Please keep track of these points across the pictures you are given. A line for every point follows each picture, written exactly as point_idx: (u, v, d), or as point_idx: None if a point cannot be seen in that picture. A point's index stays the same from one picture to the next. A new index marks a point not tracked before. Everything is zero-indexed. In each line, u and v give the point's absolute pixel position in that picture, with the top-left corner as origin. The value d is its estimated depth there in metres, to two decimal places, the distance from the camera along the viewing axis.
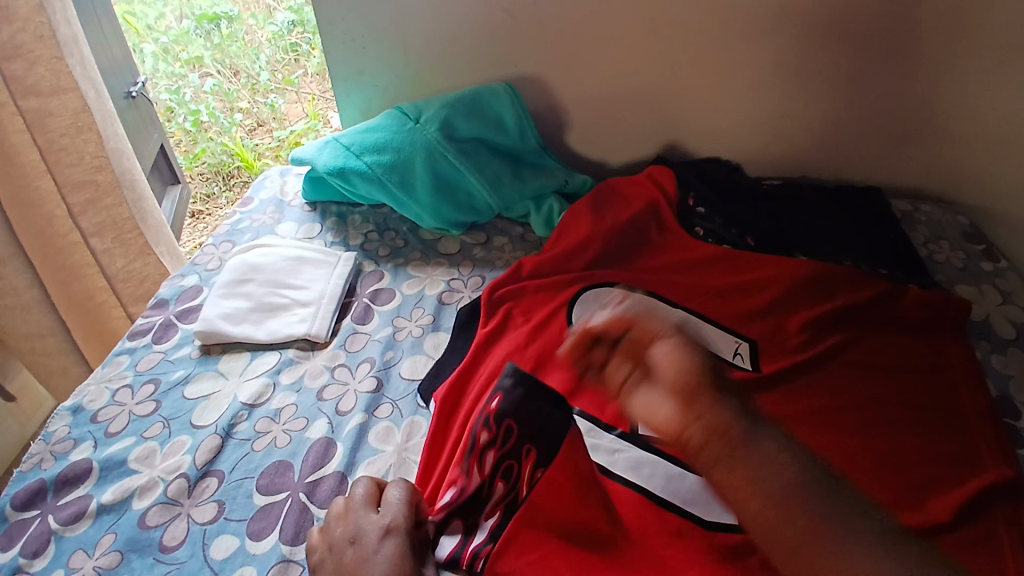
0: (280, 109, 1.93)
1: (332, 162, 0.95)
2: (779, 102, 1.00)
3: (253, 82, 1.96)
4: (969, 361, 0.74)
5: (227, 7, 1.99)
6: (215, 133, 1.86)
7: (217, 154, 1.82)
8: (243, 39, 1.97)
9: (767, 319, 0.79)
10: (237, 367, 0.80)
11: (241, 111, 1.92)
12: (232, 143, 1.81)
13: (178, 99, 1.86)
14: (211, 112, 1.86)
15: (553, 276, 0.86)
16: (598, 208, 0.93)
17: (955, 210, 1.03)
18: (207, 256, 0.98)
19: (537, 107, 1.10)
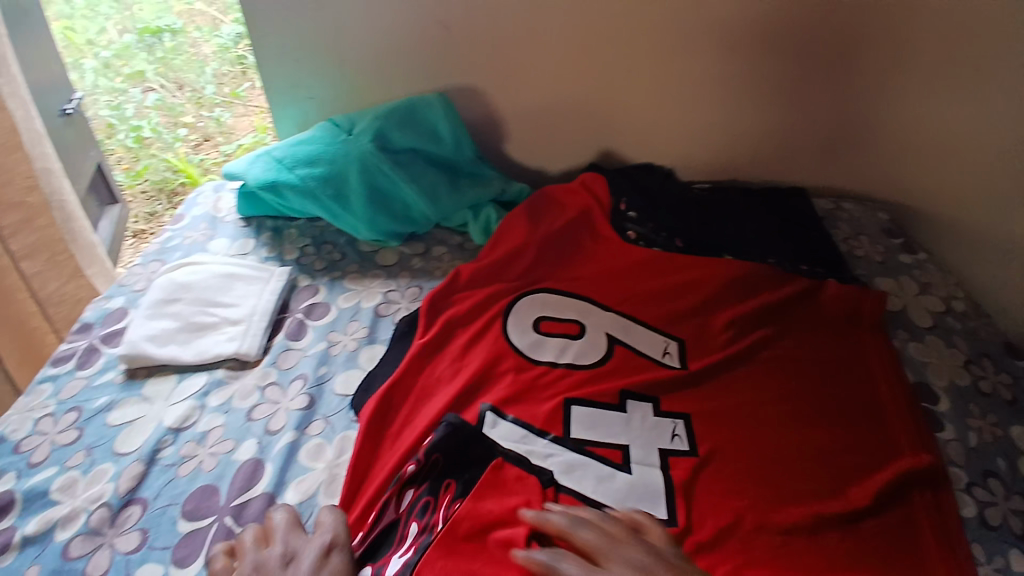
0: (227, 124, 1.83)
1: (263, 175, 0.94)
2: (706, 110, 1.04)
3: (198, 96, 1.88)
4: (885, 351, 0.78)
5: (172, 26, 1.98)
6: (158, 148, 1.77)
7: (160, 170, 1.74)
8: (189, 56, 1.94)
9: (692, 319, 0.82)
10: (163, 390, 0.78)
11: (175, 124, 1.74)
12: (176, 158, 1.74)
13: (119, 116, 1.80)
14: (153, 127, 1.79)
15: (489, 284, 0.86)
16: (533, 217, 0.94)
17: (875, 207, 1.09)
18: (136, 277, 0.95)
19: (475, 118, 1.11)
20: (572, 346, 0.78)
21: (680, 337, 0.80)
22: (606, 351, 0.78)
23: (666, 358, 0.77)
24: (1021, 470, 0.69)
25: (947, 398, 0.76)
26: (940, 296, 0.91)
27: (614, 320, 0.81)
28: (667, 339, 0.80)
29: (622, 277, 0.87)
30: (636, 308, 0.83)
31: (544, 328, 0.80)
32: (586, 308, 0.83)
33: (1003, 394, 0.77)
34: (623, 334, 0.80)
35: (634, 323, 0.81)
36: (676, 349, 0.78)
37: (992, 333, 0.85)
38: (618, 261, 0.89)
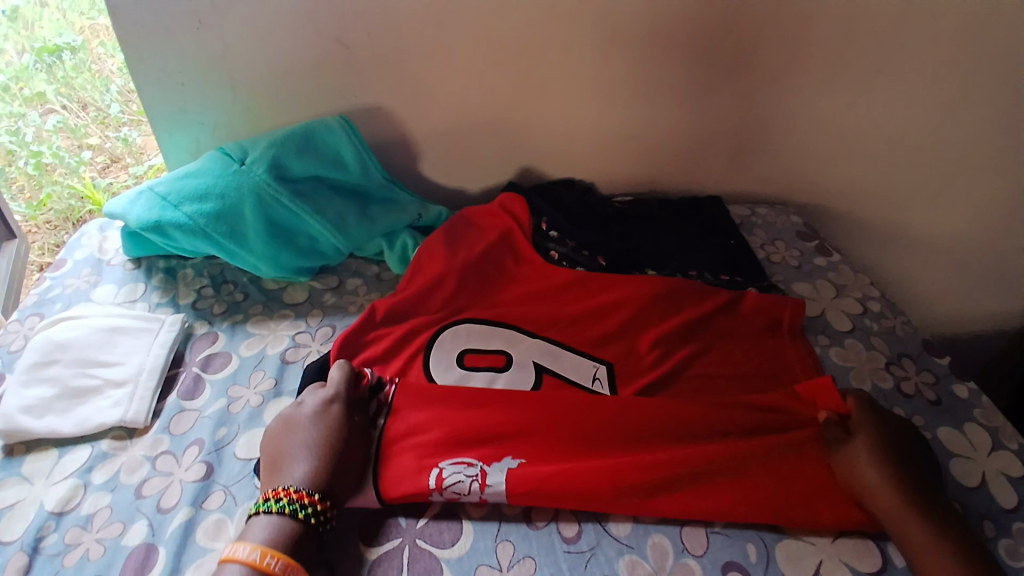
0: (136, 143, 1.49)
1: (145, 216, 0.84)
2: (620, 122, 1.03)
3: (102, 115, 1.48)
4: (806, 360, 0.78)
5: (71, 36, 1.41)
6: (62, 174, 1.41)
7: (63, 198, 1.40)
8: (90, 69, 1.45)
9: (618, 341, 0.79)
10: (43, 468, 0.67)
11: (90, 148, 1.48)
12: (82, 183, 1.41)
13: (17, 140, 1.36)
14: (55, 150, 1.40)
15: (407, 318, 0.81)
16: (451, 242, 0.89)
17: (787, 211, 1.11)
18: (11, 335, 0.84)
19: (386, 138, 1.05)
20: (500, 379, 0.74)
21: (607, 361, 0.77)
22: (535, 382, 0.74)
23: (596, 384, 0.74)
24: (949, 471, 0.70)
25: None
26: (856, 297, 0.93)
27: (541, 348, 0.78)
28: (595, 364, 0.77)
29: (545, 302, 0.84)
30: (562, 333, 0.80)
31: (468, 362, 0.76)
32: (512, 337, 0.79)
33: (925, 394, 0.79)
34: (551, 362, 0.76)
35: (561, 350, 0.78)
36: (604, 374, 0.75)
37: (908, 332, 0.88)
38: (541, 285, 0.85)
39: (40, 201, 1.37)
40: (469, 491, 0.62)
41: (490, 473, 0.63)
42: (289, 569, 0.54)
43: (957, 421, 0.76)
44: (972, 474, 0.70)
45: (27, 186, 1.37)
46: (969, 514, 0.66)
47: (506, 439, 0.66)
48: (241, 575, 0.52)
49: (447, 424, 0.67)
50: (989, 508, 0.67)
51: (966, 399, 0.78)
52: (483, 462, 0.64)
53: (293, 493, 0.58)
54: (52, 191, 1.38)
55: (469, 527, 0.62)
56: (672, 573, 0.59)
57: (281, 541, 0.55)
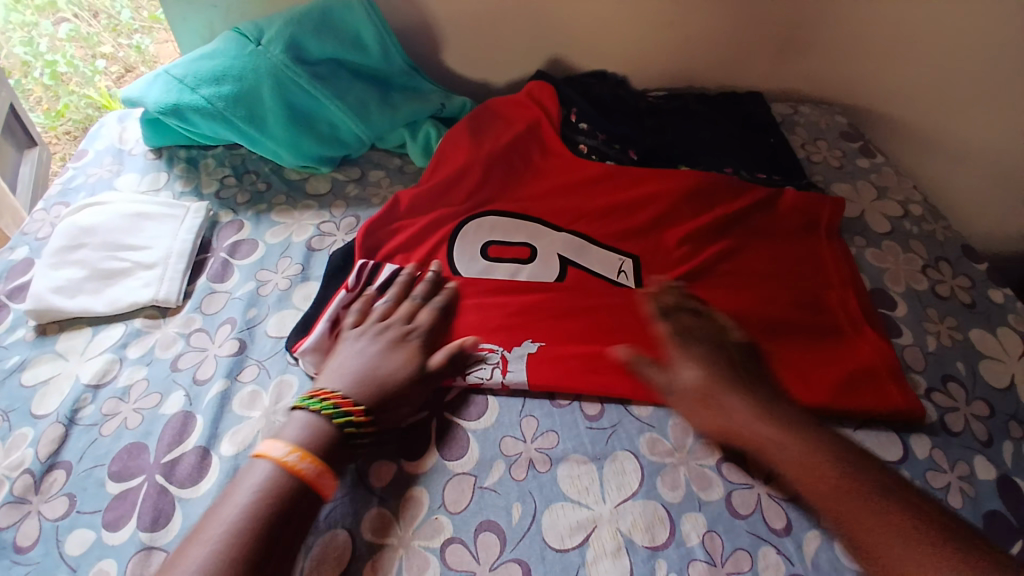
0: (149, 52, 1.38)
1: (163, 99, 0.82)
2: (658, 8, 0.96)
3: (114, 23, 1.40)
4: (840, 259, 0.76)
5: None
6: (77, 85, 1.39)
7: (82, 109, 1.39)
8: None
9: (645, 236, 0.77)
10: (77, 345, 0.69)
11: (104, 58, 1.41)
12: (98, 93, 1.38)
13: (32, 50, 1.37)
14: (69, 59, 1.39)
15: (431, 210, 0.80)
16: (476, 132, 0.86)
17: (831, 110, 1.06)
18: (38, 224, 0.84)
19: (408, 24, 0.99)
20: (524, 270, 0.73)
21: (634, 255, 0.75)
22: (559, 274, 0.73)
23: (621, 278, 0.73)
24: (979, 372, 0.69)
25: (905, 302, 0.75)
26: (898, 200, 0.89)
27: (567, 241, 0.76)
28: (622, 258, 0.75)
29: (573, 195, 0.81)
30: (589, 227, 0.78)
31: (493, 253, 0.75)
32: (537, 230, 0.77)
33: (960, 297, 0.77)
34: (576, 255, 0.75)
35: (587, 243, 0.76)
36: (631, 267, 0.74)
37: (948, 236, 0.85)
38: (570, 177, 0.83)
39: (58, 112, 1.39)
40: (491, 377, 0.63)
41: (511, 360, 0.64)
42: (319, 474, 0.52)
43: (990, 323, 0.74)
44: (1001, 375, 0.69)
45: (46, 96, 1.39)
46: (995, 415, 0.66)
47: (526, 327, 0.66)
48: (270, 471, 0.51)
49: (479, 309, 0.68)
50: (1015, 410, 0.66)
51: (1001, 304, 0.76)
52: (504, 348, 0.65)
53: (337, 400, 0.56)
54: (69, 101, 1.38)
55: (494, 403, 0.63)
56: (692, 451, 0.59)
57: (316, 445, 0.53)
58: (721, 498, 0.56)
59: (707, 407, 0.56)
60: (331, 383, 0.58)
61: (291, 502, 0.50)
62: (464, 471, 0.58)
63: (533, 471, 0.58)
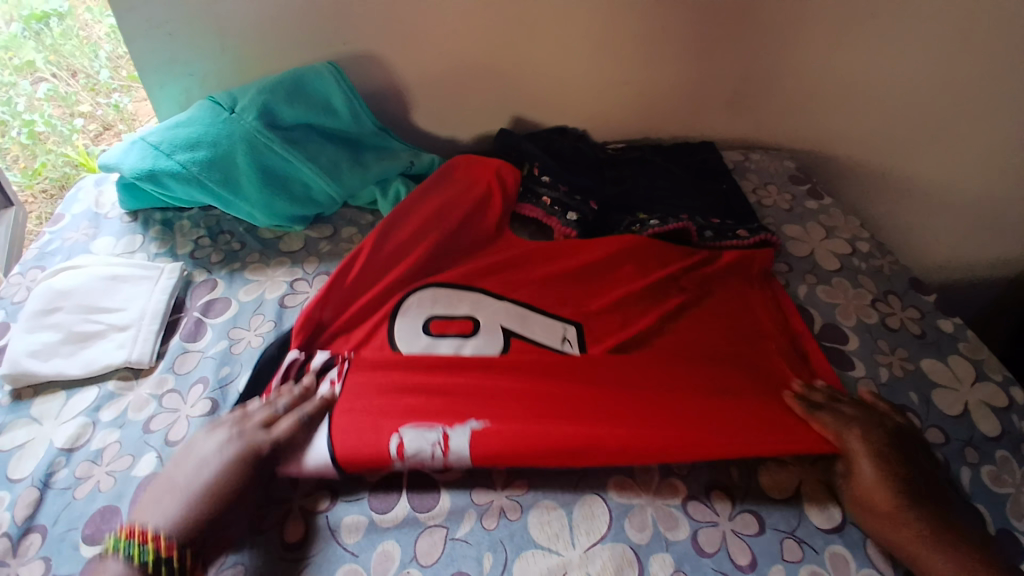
0: (127, 109, 1.47)
1: (139, 165, 0.84)
2: (612, 67, 1.02)
3: (93, 82, 1.47)
4: (769, 306, 0.80)
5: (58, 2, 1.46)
6: (55, 142, 1.40)
7: (59, 166, 1.38)
8: (79, 36, 1.46)
9: (585, 298, 0.79)
10: (52, 409, 0.69)
11: (82, 116, 1.45)
12: (75, 151, 1.39)
13: (10, 110, 1.38)
14: (47, 118, 1.40)
15: (379, 281, 0.79)
16: (434, 201, 0.87)
17: (781, 156, 1.12)
18: (14, 287, 0.85)
19: (377, 87, 1.04)
20: (467, 345, 0.72)
21: (577, 322, 0.76)
22: (502, 347, 0.72)
23: (566, 346, 0.73)
24: (932, 400, 0.73)
25: (857, 337, 0.79)
26: (846, 238, 0.94)
27: (509, 309, 0.76)
28: (566, 325, 0.75)
29: (524, 266, 0.82)
30: (532, 296, 0.78)
31: (435, 328, 0.73)
32: (478, 300, 0.77)
33: (910, 328, 0.81)
34: (519, 325, 0.74)
35: (528, 311, 0.76)
36: (575, 334, 0.74)
37: (896, 270, 0.89)
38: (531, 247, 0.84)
39: (34, 170, 1.37)
40: (432, 457, 0.61)
41: (453, 438, 0.61)
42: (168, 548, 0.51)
43: (940, 353, 0.78)
44: (953, 403, 0.72)
45: (22, 156, 1.37)
46: (951, 441, 0.68)
47: (468, 406, 0.64)
48: None
49: (425, 391, 0.66)
50: (970, 436, 0.69)
51: (951, 333, 0.80)
52: (446, 427, 0.62)
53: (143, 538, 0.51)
54: (45, 160, 1.38)
55: (475, 500, 0.61)
56: (659, 492, 0.61)
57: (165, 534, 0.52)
58: (687, 537, 0.58)
59: (881, 511, 0.57)
60: (154, 515, 0.54)
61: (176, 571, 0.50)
62: (437, 523, 0.59)
63: (504, 519, 0.59)
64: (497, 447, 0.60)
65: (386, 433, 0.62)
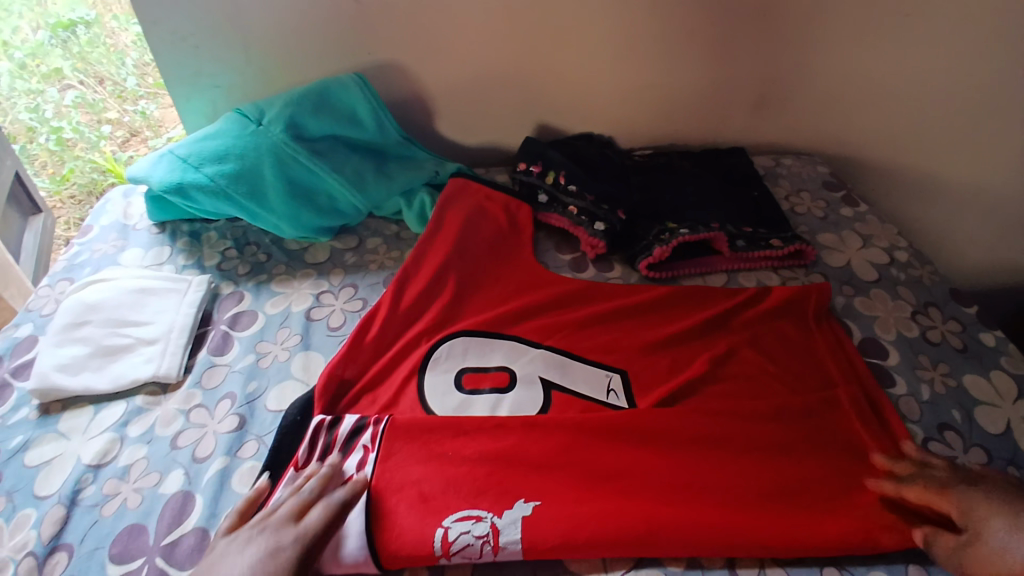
0: (153, 116, 1.48)
1: (168, 178, 0.84)
2: (637, 73, 1.01)
3: (119, 89, 1.50)
4: (836, 347, 0.74)
5: (85, 12, 1.53)
6: (83, 149, 1.43)
7: (86, 172, 1.41)
8: (106, 44, 1.51)
9: (624, 339, 0.75)
10: (80, 424, 0.70)
11: (109, 122, 1.48)
12: (103, 157, 1.40)
13: (38, 117, 1.42)
14: (75, 125, 1.44)
15: (406, 330, 0.75)
16: (460, 244, 0.85)
17: (813, 161, 1.09)
18: (43, 299, 0.86)
19: (400, 97, 1.04)
20: (504, 401, 0.68)
21: (621, 368, 0.72)
22: (545, 402, 0.68)
23: (612, 397, 0.69)
24: (973, 417, 0.69)
25: (896, 350, 0.76)
26: (883, 247, 0.91)
27: (547, 359, 0.72)
28: (610, 373, 0.72)
29: (555, 309, 0.79)
30: (568, 341, 0.75)
31: (468, 384, 0.70)
32: (513, 350, 0.73)
33: (951, 342, 0.78)
34: (559, 376, 0.71)
35: (567, 359, 0.73)
36: (619, 384, 0.70)
37: (936, 280, 0.86)
38: (565, 289, 0.81)
39: (63, 176, 1.40)
40: (480, 551, 0.55)
41: (502, 529, 0.56)
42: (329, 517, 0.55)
43: (983, 368, 0.75)
44: (996, 420, 0.69)
45: (52, 162, 1.41)
46: (993, 460, 0.65)
47: (514, 483, 0.59)
48: None
49: (467, 461, 0.61)
50: (1013, 454, 0.66)
51: (993, 346, 0.77)
52: (494, 513, 0.57)
53: None
54: (73, 166, 1.41)
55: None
56: None
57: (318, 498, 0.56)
58: (723, 568, 0.56)
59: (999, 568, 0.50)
60: None
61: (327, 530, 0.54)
62: None
63: None
64: (553, 535, 0.56)
65: (431, 521, 0.56)
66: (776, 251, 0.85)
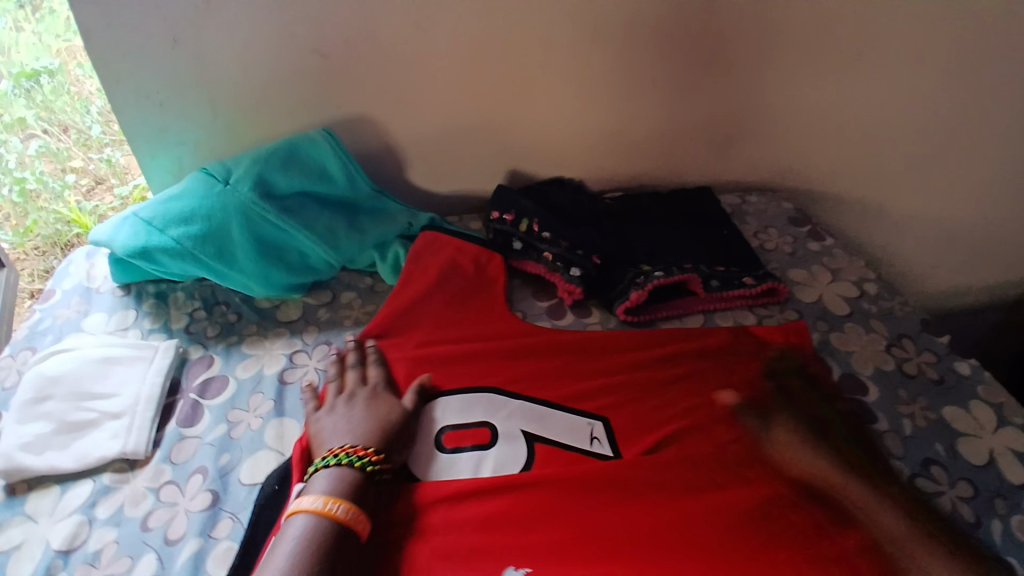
0: (117, 163, 1.34)
1: (131, 243, 0.82)
2: (604, 117, 1.03)
3: (83, 136, 1.33)
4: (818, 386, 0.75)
5: (38, 48, 1.30)
6: (44, 201, 1.30)
7: (49, 224, 1.30)
8: (70, 91, 1.29)
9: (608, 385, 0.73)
10: (46, 505, 0.66)
11: (74, 171, 1.34)
12: (66, 208, 1.30)
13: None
14: (36, 175, 1.29)
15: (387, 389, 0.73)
16: (443, 295, 0.83)
17: (779, 197, 1.12)
18: (3, 372, 0.82)
19: (371, 149, 1.04)
20: (488, 459, 0.65)
21: (603, 415, 0.70)
22: (528, 458, 0.65)
23: (596, 446, 0.67)
24: (957, 451, 0.70)
25: (875, 386, 0.77)
26: (852, 281, 0.93)
27: (523, 410, 0.69)
28: (592, 420, 0.70)
29: (535, 355, 0.76)
30: (548, 390, 0.72)
31: (449, 443, 0.67)
32: (493, 403, 0.70)
33: (927, 374, 0.79)
34: (540, 428, 0.68)
35: (548, 409, 0.70)
36: (602, 432, 0.68)
37: (906, 311, 0.88)
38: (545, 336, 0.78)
39: (26, 228, 1.28)
40: None
41: None
42: (359, 521, 0.57)
43: (960, 399, 0.76)
44: (980, 452, 0.70)
45: (11, 213, 1.27)
46: (979, 494, 0.66)
47: (507, 549, 0.57)
48: None
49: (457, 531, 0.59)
50: (999, 487, 0.67)
51: (969, 376, 0.78)
52: None
53: None
54: (37, 217, 1.29)
55: None
56: None
57: (346, 494, 0.58)
58: None
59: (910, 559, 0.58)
60: None
61: (337, 550, 0.54)
62: None
63: None
64: None
65: None
66: (749, 289, 0.86)
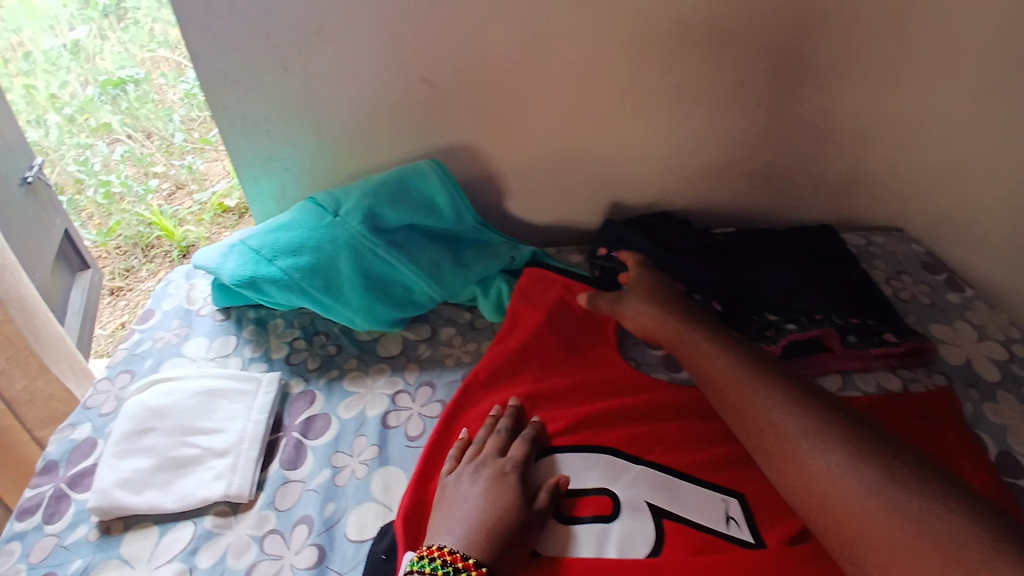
0: (199, 169, 1.52)
1: (240, 271, 0.81)
2: (716, 150, 0.97)
3: (167, 144, 1.53)
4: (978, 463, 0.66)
5: (135, 69, 1.50)
6: (129, 202, 1.49)
7: (133, 225, 1.47)
8: (154, 100, 1.52)
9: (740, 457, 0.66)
10: (144, 550, 0.64)
11: (157, 175, 1.52)
12: (149, 211, 1.45)
13: (87, 170, 1.50)
14: (123, 179, 1.49)
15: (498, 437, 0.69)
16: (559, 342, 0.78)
17: (905, 238, 1.02)
18: (101, 396, 0.82)
19: (471, 178, 1.00)
20: (612, 534, 0.59)
21: (738, 492, 0.63)
22: (657, 536, 0.59)
23: (732, 527, 0.60)
24: None
25: None
26: (1000, 340, 0.83)
27: (651, 478, 0.63)
28: (725, 497, 0.62)
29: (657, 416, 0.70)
30: (671, 456, 0.66)
31: (568, 512, 0.61)
32: (613, 469, 0.64)
33: None
34: (669, 501, 0.61)
35: (676, 480, 0.63)
36: (738, 512, 0.61)
37: None
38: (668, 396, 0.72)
39: (110, 228, 1.49)
40: None
41: None
42: None
43: None
44: None
45: (100, 213, 1.51)
46: None
47: None
48: None
49: None
50: None
51: None
52: None
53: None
54: (121, 219, 1.47)
55: None
56: None
57: None
58: None
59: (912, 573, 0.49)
60: None
61: None
62: None
63: None
64: None
65: None
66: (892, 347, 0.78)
